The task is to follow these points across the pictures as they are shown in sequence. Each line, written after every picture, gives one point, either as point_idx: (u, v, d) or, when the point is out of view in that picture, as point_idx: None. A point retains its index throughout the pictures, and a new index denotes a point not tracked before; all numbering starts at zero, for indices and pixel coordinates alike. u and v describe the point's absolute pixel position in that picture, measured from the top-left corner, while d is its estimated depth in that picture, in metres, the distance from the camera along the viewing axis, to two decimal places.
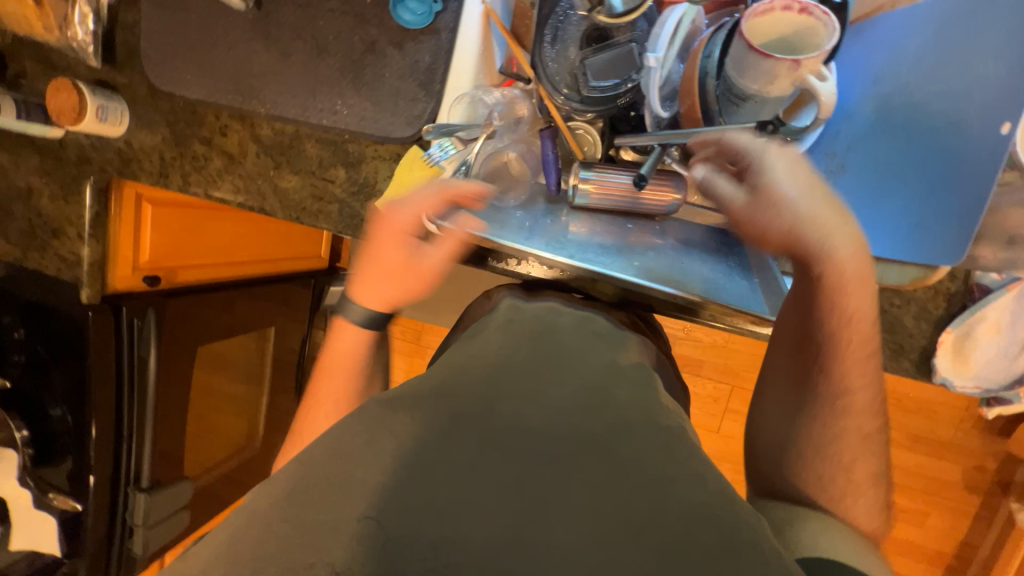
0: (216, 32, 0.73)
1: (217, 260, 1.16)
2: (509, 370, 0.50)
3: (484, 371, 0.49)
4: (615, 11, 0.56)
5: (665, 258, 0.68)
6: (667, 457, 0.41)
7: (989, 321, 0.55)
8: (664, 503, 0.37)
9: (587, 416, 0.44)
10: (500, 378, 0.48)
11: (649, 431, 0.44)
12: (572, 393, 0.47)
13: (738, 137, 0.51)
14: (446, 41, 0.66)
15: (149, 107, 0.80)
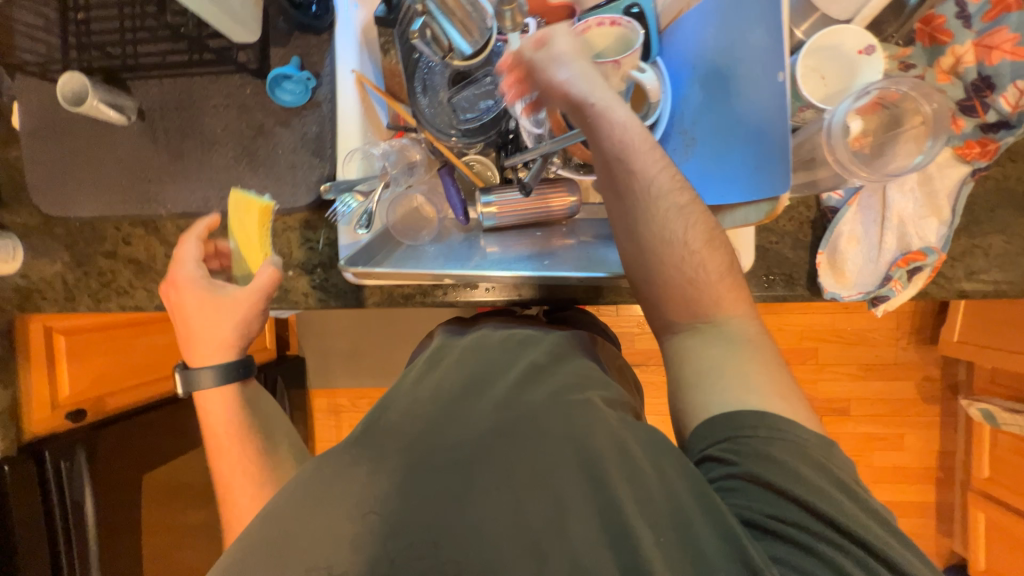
0: (102, 147, 0.75)
1: (155, 373, 1.11)
2: (449, 392, 0.57)
3: (426, 406, 0.56)
4: (467, 54, 0.63)
5: (574, 254, 0.74)
6: (579, 452, 0.49)
7: (847, 234, 0.62)
8: (584, 494, 0.46)
9: (505, 414, 0.53)
10: (437, 408, 0.55)
11: (570, 423, 0.51)
12: (495, 403, 0.55)
13: (555, 72, 0.52)
14: (328, 110, 0.71)
15: (44, 235, 0.78)
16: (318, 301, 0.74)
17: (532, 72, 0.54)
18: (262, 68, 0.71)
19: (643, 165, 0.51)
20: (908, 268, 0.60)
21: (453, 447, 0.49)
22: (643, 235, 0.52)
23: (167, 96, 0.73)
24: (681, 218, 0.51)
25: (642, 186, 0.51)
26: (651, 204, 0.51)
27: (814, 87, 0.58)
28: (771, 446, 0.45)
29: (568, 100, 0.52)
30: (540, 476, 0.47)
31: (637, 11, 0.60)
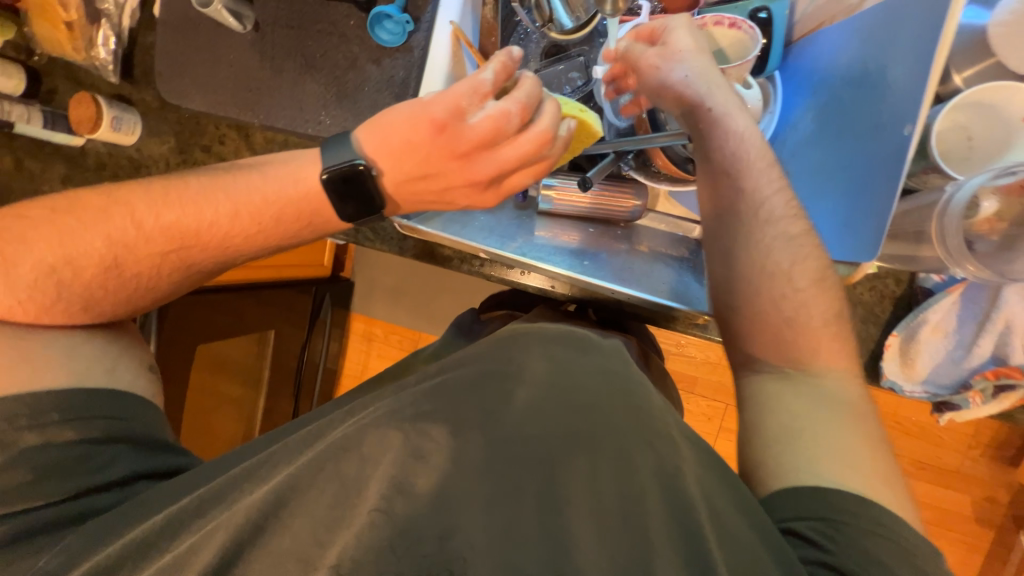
0: (219, 49, 0.81)
1: None
2: (517, 364, 0.49)
3: (491, 371, 0.49)
4: (565, 29, 0.62)
5: (619, 262, 0.71)
6: (671, 479, 0.43)
7: (933, 324, 0.54)
8: (673, 518, 0.41)
9: (581, 413, 0.45)
10: (510, 386, 0.47)
11: (623, 401, 0.47)
12: (573, 384, 0.47)
13: (671, 72, 0.52)
14: (418, 57, 0.72)
15: (159, 119, 0.88)
16: (368, 241, 0.78)
17: (648, 67, 0.53)
18: (369, 2, 0.72)
19: (754, 186, 0.52)
20: (996, 382, 0.52)
21: (527, 432, 0.44)
22: (737, 262, 0.53)
23: (281, 13, 0.76)
24: (786, 248, 0.52)
25: (754, 207, 0.52)
26: (756, 229, 0.52)
27: (954, 150, 0.51)
28: (866, 540, 0.42)
29: (683, 102, 0.53)
30: (622, 489, 0.42)
31: (764, 16, 0.54)
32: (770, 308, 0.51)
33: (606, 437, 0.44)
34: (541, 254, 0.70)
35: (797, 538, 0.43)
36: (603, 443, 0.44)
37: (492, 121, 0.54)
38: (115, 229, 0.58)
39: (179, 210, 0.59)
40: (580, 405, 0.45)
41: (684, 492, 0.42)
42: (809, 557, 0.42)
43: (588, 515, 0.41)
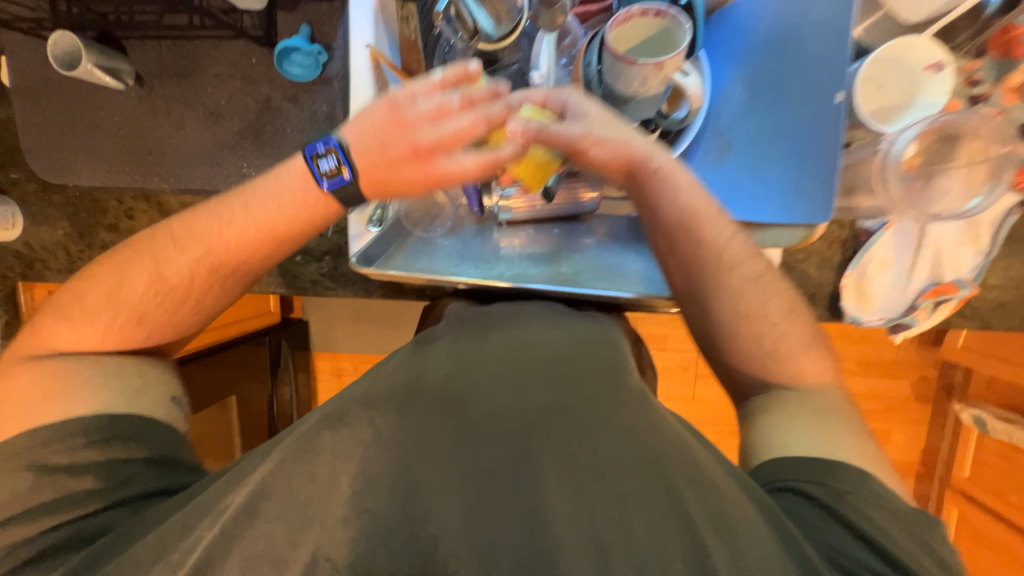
0: (99, 112, 0.70)
1: None
2: (485, 361, 0.51)
3: (463, 369, 0.50)
4: (493, 39, 0.58)
5: (594, 260, 0.72)
6: (644, 428, 0.44)
7: (878, 258, 0.60)
8: (644, 459, 0.41)
9: (558, 385, 0.47)
10: (483, 381, 0.48)
11: (610, 376, 0.50)
12: (538, 369, 0.50)
13: (573, 129, 0.51)
14: (339, 88, 0.66)
15: (42, 203, 0.75)
16: (329, 289, 0.73)
17: (580, 144, 0.52)
18: (268, 36, 0.65)
19: (709, 236, 0.53)
20: (936, 299, 0.59)
21: (501, 411, 0.44)
22: (708, 312, 0.53)
23: (166, 61, 0.67)
24: (751, 294, 0.52)
25: (712, 261, 0.53)
26: (719, 282, 0.53)
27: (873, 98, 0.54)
28: (868, 506, 0.42)
29: (626, 166, 0.54)
30: (603, 443, 0.42)
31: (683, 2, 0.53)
32: (748, 345, 0.52)
33: (585, 400, 0.45)
34: (520, 272, 0.70)
35: (790, 497, 0.44)
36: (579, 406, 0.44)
37: (435, 108, 0.51)
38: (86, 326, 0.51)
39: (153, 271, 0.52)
40: (555, 378, 0.48)
41: (657, 435, 0.44)
42: (804, 514, 0.42)
43: (557, 479, 0.39)
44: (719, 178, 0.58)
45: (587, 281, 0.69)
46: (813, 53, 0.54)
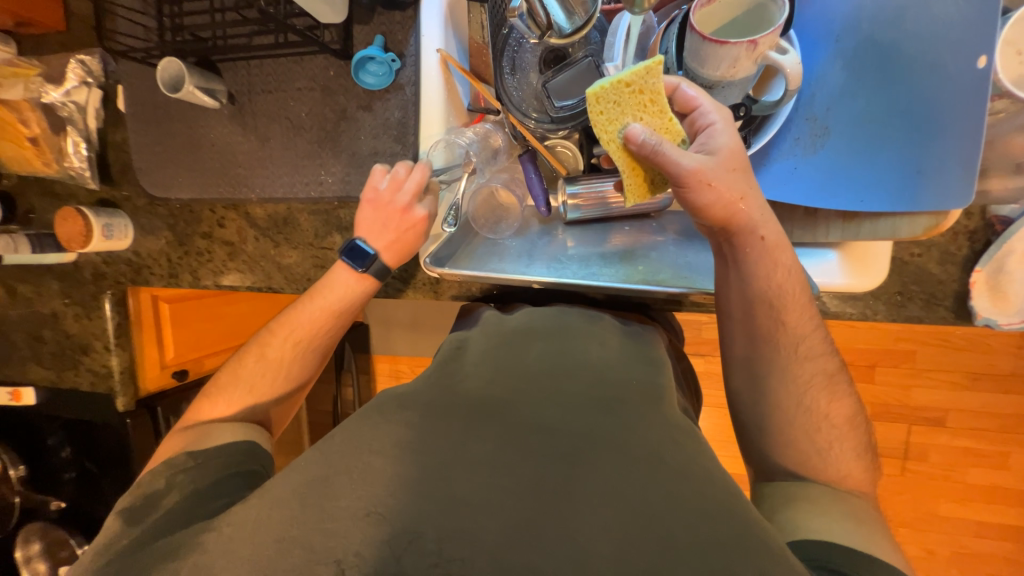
0: (196, 130, 0.76)
1: (239, 340, 1.20)
2: (523, 368, 0.53)
3: (502, 373, 0.52)
4: (564, 32, 0.57)
5: (670, 258, 0.68)
6: (673, 447, 0.44)
7: (1021, 251, 0.52)
8: (671, 481, 0.41)
9: (606, 413, 0.47)
10: (523, 388, 0.50)
11: (656, 404, 0.50)
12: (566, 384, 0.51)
13: (703, 198, 0.50)
14: (411, 94, 0.67)
15: (148, 215, 0.83)
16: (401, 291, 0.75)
17: (694, 178, 0.49)
18: (345, 48, 0.67)
19: (793, 322, 0.55)
20: None
21: (535, 419, 0.46)
22: (772, 385, 0.55)
23: (254, 80, 0.72)
24: (815, 393, 0.54)
25: (788, 347, 0.55)
26: (790, 365, 0.55)
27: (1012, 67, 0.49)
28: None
29: (722, 231, 0.53)
30: (632, 461, 0.42)
31: None
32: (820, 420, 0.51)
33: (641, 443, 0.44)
34: (591, 271, 0.67)
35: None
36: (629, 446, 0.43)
37: None
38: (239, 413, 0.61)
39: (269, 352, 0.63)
40: (605, 409, 0.48)
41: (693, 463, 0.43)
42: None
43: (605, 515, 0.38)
44: (823, 164, 0.53)
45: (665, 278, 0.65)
46: (933, 13, 0.48)
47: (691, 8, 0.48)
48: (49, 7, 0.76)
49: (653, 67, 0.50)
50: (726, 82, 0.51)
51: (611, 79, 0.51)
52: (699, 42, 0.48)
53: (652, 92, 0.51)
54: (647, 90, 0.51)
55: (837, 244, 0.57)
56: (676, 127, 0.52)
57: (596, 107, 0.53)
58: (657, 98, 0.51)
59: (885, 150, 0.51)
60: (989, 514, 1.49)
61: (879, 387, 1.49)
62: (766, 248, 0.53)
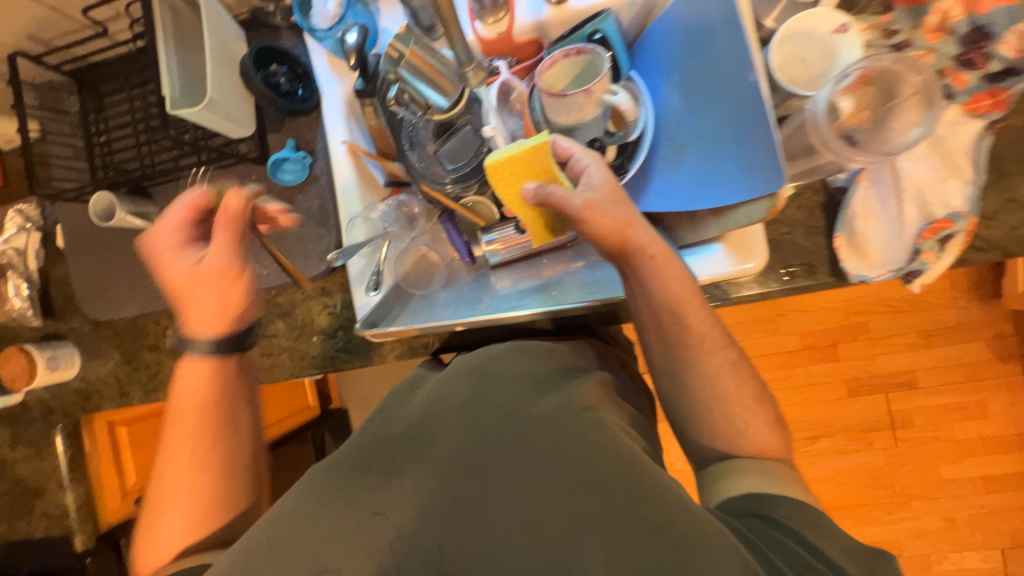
0: (133, 251, 0.81)
1: None
2: (434, 418, 0.55)
3: (411, 430, 0.54)
4: (445, 108, 0.66)
5: (583, 279, 0.73)
6: (589, 454, 0.49)
7: (862, 213, 0.59)
8: (590, 490, 0.47)
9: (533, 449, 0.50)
10: (430, 442, 0.52)
11: (579, 423, 0.52)
12: (479, 419, 0.54)
13: (595, 230, 0.56)
14: (326, 182, 0.75)
15: (94, 340, 0.85)
16: (348, 362, 0.77)
17: (584, 215, 0.56)
18: (262, 154, 0.75)
19: (697, 321, 0.59)
20: (937, 237, 0.57)
21: (451, 467, 0.49)
22: (689, 380, 0.60)
23: (183, 197, 0.79)
24: (727, 382, 0.59)
25: (694, 349, 0.59)
26: (698, 362, 0.59)
27: (792, 80, 0.56)
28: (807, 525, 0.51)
29: (620, 254, 0.58)
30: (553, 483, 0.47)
31: (599, 37, 0.61)
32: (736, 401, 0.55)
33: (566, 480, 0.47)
34: (512, 304, 0.72)
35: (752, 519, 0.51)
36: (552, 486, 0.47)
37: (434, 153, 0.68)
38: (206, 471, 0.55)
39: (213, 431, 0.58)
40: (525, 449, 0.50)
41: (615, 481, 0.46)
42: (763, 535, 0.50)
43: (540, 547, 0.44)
44: (684, 173, 0.61)
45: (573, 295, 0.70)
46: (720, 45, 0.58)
47: (536, 73, 0.59)
48: None
49: (539, 147, 0.58)
50: (578, 125, 0.61)
51: (504, 154, 0.59)
52: (548, 98, 0.58)
53: (541, 164, 0.59)
54: (538, 162, 0.59)
55: (719, 238, 0.63)
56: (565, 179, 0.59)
57: (495, 174, 0.61)
58: (547, 168, 0.59)
59: (734, 148, 0.57)
60: (989, 467, 1.49)
61: (846, 363, 1.53)
62: (657, 262, 0.58)
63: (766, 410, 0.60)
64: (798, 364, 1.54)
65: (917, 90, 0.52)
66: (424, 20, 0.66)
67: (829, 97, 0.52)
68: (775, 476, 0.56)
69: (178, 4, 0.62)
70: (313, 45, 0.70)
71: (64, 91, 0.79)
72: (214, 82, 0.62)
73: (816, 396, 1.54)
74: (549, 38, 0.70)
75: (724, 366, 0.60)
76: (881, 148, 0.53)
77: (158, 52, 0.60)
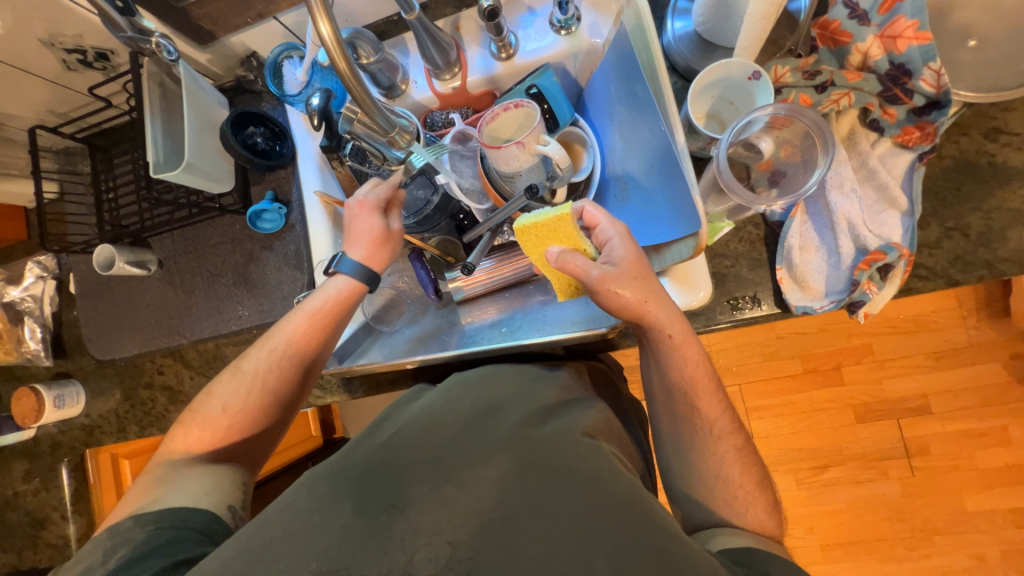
0: (132, 295, 0.88)
1: None
2: (409, 442, 0.53)
3: (388, 454, 0.51)
4: (400, 159, 0.69)
5: (537, 317, 0.74)
6: (581, 459, 0.48)
7: (799, 246, 0.61)
8: (583, 492, 0.45)
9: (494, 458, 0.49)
10: (410, 469, 0.49)
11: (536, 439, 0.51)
12: (465, 437, 0.52)
13: (620, 296, 0.54)
14: (301, 230, 0.81)
15: (97, 378, 0.92)
16: (321, 396, 0.83)
17: (600, 288, 0.54)
18: (245, 205, 0.82)
19: (705, 402, 0.57)
20: (874, 268, 0.58)
21: (432, 486, 0.47)
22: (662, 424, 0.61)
23: (176, 245, 0.86)
24: (730, 454, 0.57)
25: (700, 422, 0.57)
26: (699, 433, 0.58)
27: (709, 124, 0.62)
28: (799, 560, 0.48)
29: (640, 326, 0.57)
30: (544, 492, 0.46)
31: (535, 90, 0.67)
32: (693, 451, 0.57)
33: (529, 506, 0.45)
34: (469, 338, 0.74)
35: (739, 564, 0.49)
36: (509, 508, 0.45)
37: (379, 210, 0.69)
38: (250, 365, 0.64)
39: (211, 418, 0.61)
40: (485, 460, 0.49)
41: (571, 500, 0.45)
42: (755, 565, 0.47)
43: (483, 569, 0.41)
44: (627, 212, 0.66)
45: (522, 335, 0.71)
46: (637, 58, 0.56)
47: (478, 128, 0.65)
48: (12, 225, 0.93)
49: (564, 216, 0.57)
50: (520, 172, 0.66)
51: (530, 219, 0.58)
52: (488, 151, 0.63)
53: (567, 232, 0.58)
54: (562, 229, 0.58)
55: (664, 271, 0.63)
56: (586, 246, 0.58)
57: (522, 237, 0.59)
58: (574, 236, 0.58)
59: (663, 183, 0.57)
60: (1017, 498, 1.39)
61: (850, 387, 1.47)
62: (669, 337, 0.56)
63: (722, 416, 0.58)
64: (800, 389, 1.48)
65: (806, 127, 0.54)
66: (383, 82, 0.72)
67: (731, 145, 0.54)
68: (718, 515, 0.55)
69: (166, 81, 0.71)
70: (290, 109, 0.77)
71: (78, 155, 0.89)
72: (192, 146, 0.70)
73: (822, 423, 1.47)
74: (501, 88, 0.75)
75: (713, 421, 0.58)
76: (793, 190, 0.56)
77: (146, 126, 0.69)
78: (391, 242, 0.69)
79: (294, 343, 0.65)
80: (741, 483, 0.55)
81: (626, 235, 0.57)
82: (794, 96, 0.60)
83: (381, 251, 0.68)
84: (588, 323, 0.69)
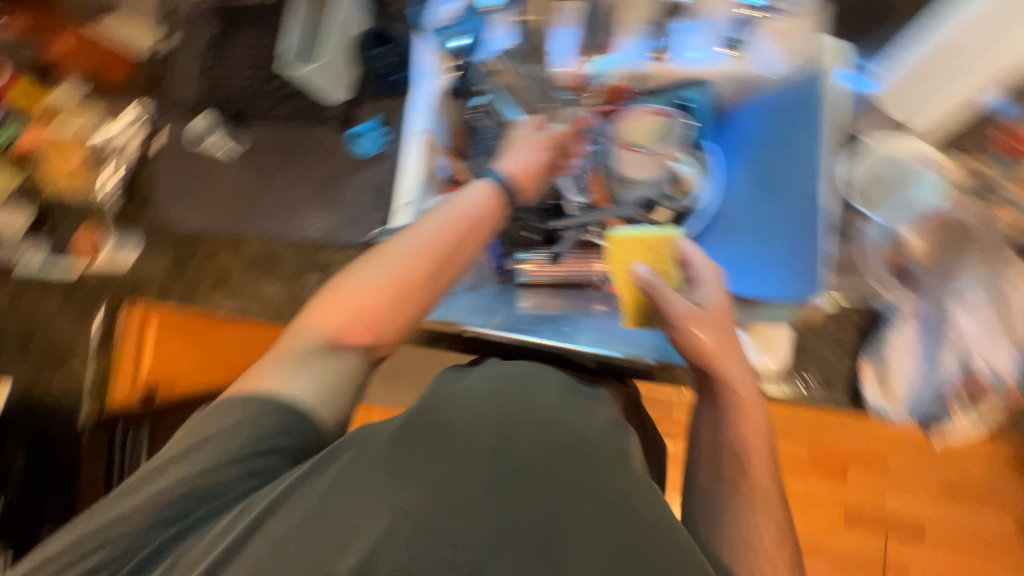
0: (213, 173, 0.89)
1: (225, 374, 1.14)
2: (450, 427, 0.52)
3: (430, 438, 0.50)
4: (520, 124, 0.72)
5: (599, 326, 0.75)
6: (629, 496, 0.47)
7: (897, 349, 0.59)
8: (620, 525, 0.44)
9: (529, 480, 0.47)
10: (442, 456, 0.49)
11: (581, 464, 0.49)
12: (499, 441, 0.50)
13: (696, 337, 0.55)
14: (393, 162, 0.80)
15: (152, 239, 0.92)
16: None
17: (680, 324, 0.55)
18: (348, 122, 0.81)
19: (758, 472, 0.55)
20: (968, 395, 0.56)
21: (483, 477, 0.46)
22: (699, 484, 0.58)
23: (270, 139, 0.86)
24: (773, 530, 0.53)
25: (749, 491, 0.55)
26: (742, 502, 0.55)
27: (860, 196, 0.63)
28: None
29: (705, 371, 0.57)
30: (583, 520, 0.44)
31: (682, 103, 0.68)
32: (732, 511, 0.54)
33: (566, 529, 0.44)
34: (527, 326, 0.75)
35: None
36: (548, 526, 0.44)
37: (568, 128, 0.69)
38: (370, 283, 0.59)
39: None
40: (524, 474, 0.48)
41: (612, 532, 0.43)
42: None
43: None
44: (728, 252, 0.64)
45: (584, 339, 0.72)
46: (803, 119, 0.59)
47: (615, 123, 0.67)
48: (122, 69, 0.94)
49: (666, 237, 0.56)
50: (641, 179, 0.67)
51: (626, 233, 0.57)
52: (620, 151, 0.67)
53: (659, 254, 0.57)
54: (658, 250, 0.57)
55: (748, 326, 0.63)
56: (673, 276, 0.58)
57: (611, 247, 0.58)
58: (667, 262, 0.57)
59: (783, 245, 0.59)
60: None
61: (850, 490, 1.43)
62: (740, 399, 0.56)
63: (767, 482, 0.55)
64: (800, 475, 1.45)
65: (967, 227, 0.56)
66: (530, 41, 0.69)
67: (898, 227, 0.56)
68: None
69: None
70: (423, 40, 0.78)
71: (205, 24, 0.90)
72: None
73: (810, 515, 1.43)
74: (644, 85, 0.69)
75: (759, 488, 0.55)
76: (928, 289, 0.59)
77: None
78: (540, 154, 0.65)
79: (422, 261, 0.59)
80: (775, 554, 0.52)
81: (716, 278, 0.57)
82: (951, 195, 0.56)
83: (526, 158, 0.65)
84: (651, 350, 0.71)
